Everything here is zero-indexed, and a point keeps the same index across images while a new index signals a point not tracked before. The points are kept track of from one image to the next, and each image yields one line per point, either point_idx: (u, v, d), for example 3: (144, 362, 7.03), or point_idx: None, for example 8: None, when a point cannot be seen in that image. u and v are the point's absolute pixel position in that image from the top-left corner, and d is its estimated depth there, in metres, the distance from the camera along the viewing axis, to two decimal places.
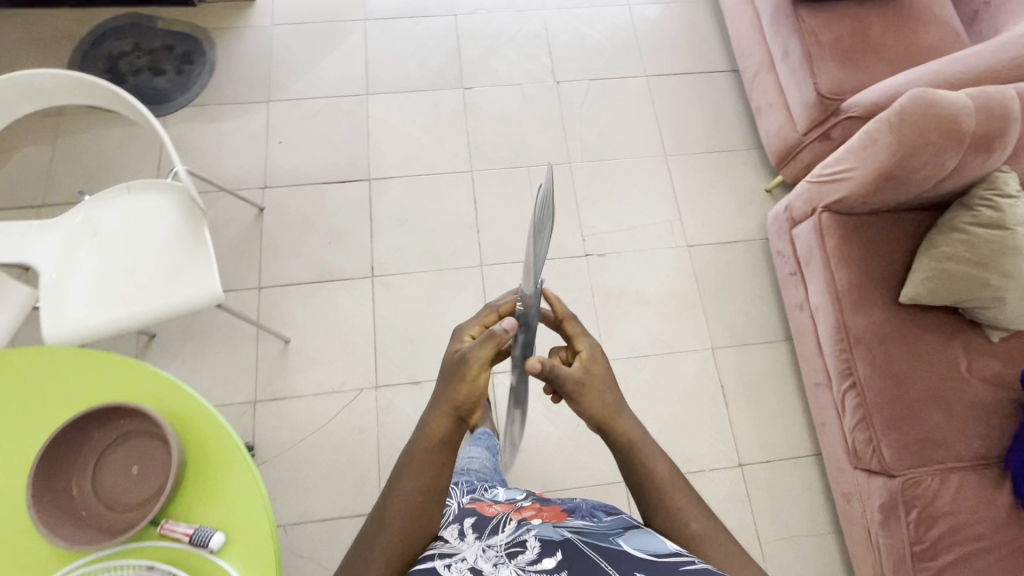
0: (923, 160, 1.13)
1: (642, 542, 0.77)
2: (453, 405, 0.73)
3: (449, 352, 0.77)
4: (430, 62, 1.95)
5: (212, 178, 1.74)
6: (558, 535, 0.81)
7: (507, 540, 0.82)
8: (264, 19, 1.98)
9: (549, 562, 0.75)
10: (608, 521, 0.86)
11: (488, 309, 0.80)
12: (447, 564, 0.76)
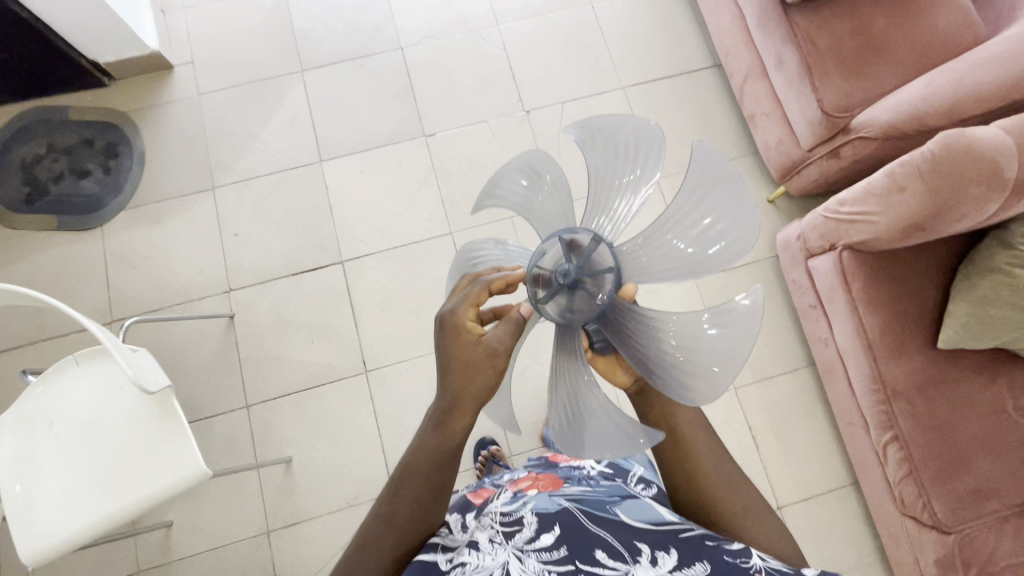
0: (960, 211, 1.01)
1: (642, 518, 0.81)
2: (463, 392, 0.70)
3: (453, 342, 0.69)
4: (383, 112, 1.75)
5: (170, 290, 1.58)
6: (555, 506, 0.86)
7: (506, 515, 0.85)
8: (189, 89, 1.75)
9: (547, 538, 0.77)
10: (604, 492, 0.95)
11: (482, 287, 0.70)
12: (449, 556, 0.74)
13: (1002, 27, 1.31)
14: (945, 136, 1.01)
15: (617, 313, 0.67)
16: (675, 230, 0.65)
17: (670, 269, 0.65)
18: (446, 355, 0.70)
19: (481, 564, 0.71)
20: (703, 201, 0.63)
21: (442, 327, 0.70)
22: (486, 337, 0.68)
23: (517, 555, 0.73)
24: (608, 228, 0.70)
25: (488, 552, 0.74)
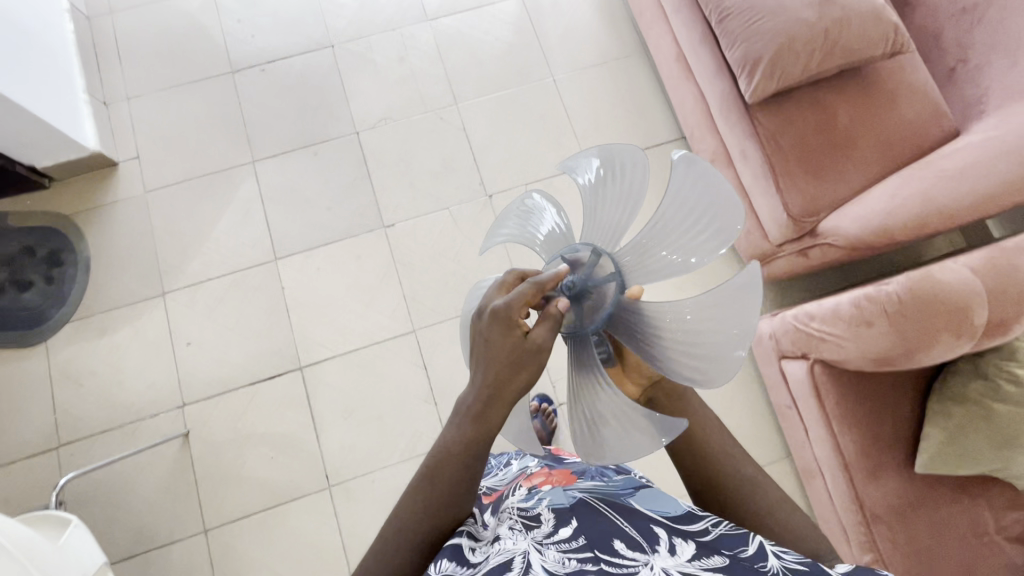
0: (928, 354, 0.96)
1: (659, 508, 0.76)
2: (501, 388, 0.63)
3: (502, 340, 0.62)
4: (339, 202, 1.68)
5: (121, 407, 1.51)
6: (570, 499, 0.79)
7: (525, 509, 0.78)
8: (135, 185, 1.68)
9: (565, 531, 0.71)
10: (619, 484, 0.86)
11: (535, 286, 0.62)
12: (473, 546, 0.69)
13: (972, 118, 1.26)
14: (920, 269, 0.98)
15: (628, 317, 0.64)
16: (672, 233, 0.62)
17: (669, 264, 0.62)
18: (486, 352, 0.63)
19: (501, 554, 0.67)
20: (688, 205, 0.62)
21: (489, 321, 0.63)
22: (536, 334, 0.62)
23: (537, 549, 0.68)
24: (609, 238, 0.68)
25: (508, 541, 0.69)
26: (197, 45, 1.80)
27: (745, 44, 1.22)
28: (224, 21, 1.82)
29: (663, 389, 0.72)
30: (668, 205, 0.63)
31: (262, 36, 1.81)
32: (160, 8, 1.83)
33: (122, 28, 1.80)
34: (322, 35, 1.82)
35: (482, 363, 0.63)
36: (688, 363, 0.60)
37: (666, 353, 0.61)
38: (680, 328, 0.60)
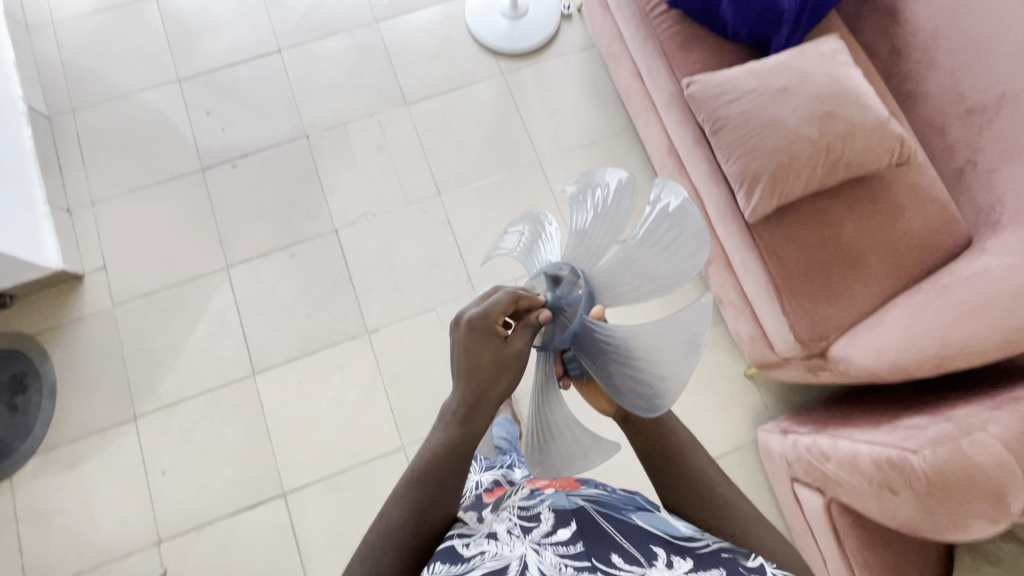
0: (962, 533, 0.88)
1: (661, 519, 0.65)
2: (484, 393, 0.64)
3: (481, 346, 0.63)
4: (318, 309, 1.59)
5: (92, 547, 1.41)
6: (573, 502, 0.66)
7: (523, 505, 0.67)
8: (102, 299, 1.59)
9: (564, 532, 0.60)
10: (624, 495, 0.73)
11: (512, 297, 0.65)
12: (465, 543, 0.59)
13: (985, 226, 1.18)
14: (952, 435, 0.89)
15: (593, 336, 0.69)
16: (638, 259, 0.68)
17: (639, 287, 0.67)
18: (466, 360, 0.64)
19: (495, 557, 0.55)
20: (657, 236, 0.66)
21: (466, 329, 0.64)
22: (514, 341, 0.64)
23: (534, 550, 0.57)
24: (589, 258, 0.73)
25: (504, 541, 0.58)
26: (165, 142, 1.71)
27: (745, 161, 1.14)
28: (192, 114, 1.74)
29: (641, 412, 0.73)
30: (640, 234, 0.68)
31: (233, 130, 1.73)
32: (125, 104, 1.74)
33: (85, 128, 1.71)
34: (296, 126, 1.74)
35: (461, 370, 0.64)
36: (643, 386, 0.65)
37: (622, 373, 0.67)
38: (635, 352, 0.66)
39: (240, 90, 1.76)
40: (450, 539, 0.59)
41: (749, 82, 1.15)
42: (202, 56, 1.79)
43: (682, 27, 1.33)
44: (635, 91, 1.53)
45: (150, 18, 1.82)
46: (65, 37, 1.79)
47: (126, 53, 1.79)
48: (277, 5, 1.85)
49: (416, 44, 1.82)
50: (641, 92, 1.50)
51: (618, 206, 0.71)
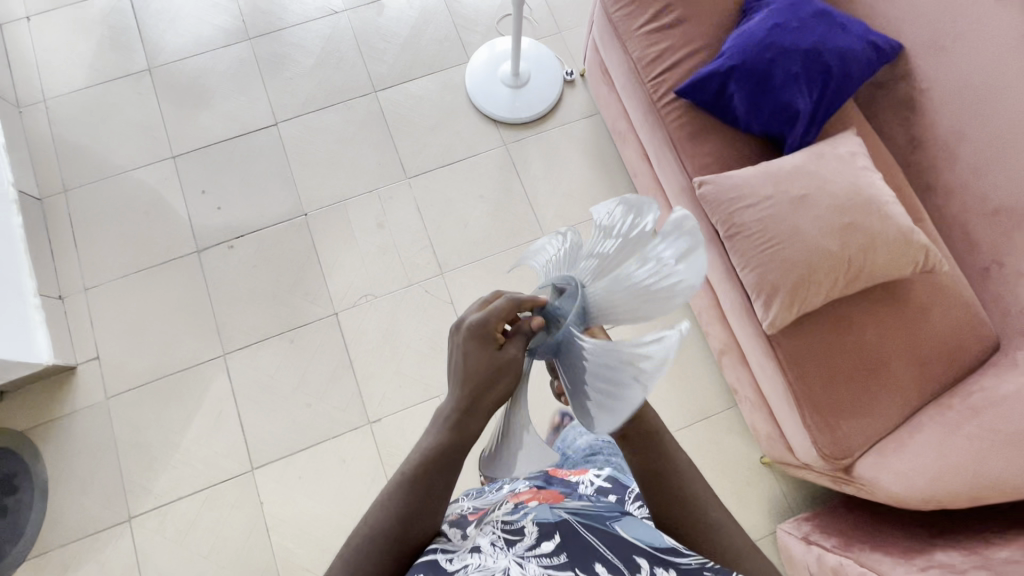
0: None
1: (642, 529, 0.72)
2: (478, 398, 0.67)
3: (478, 352, 0.67)
4: (318, 399, 1.54)
5: None
6: (556, 515, 0.73)
7: (506, 520, 0.73)
8: (96, 391, 1.54)
9: (548, 545, 0.67)
10: (606, 505, 0.80)
11: (512, 301, 0.68)
12: (450, 557, 0.66)
13: (1015, 331, 1.12)
14: None
15: (574, 348, 0.67)
16: (635, 280, 0.61)
17: (630, 314, 0.62)
18: (463, 364, 0.67)
19: (480, 568, 0.63)
20: (660, 262, 0.58)
21: (466, 335, 0.67)
22: (512, 346, 0.68)
23: (517, 563, 0.64)
24: (593, 270, 0.68)
25: (489, 555, 0.65)
26: (160, 222, 1.67)
27: (762, 271, 1.09)
28: (187, 192, 1.70)
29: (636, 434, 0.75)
30: (643, 254, 0.61)
31: (229, 209, 1.68)
32: (118, 183, 1.70)
33: (78, 210, 1.67)
34: (294, 203, 1.69)
35: (458, 373, 0.68)
36: (600, 402, 0.61)
37: (586, 389, 0.64)
38: (599, 368, 0.62)
39: (237, 166, 1.72)
40: (435, 552, 0.67)
41: (765, 187, 1.10)
42: (198, 131, 1.75)
43: (692, 117, 1.28)
44: (643, 172, 1.48)
45: (143, 92, 1.78)
46: (58, 114, 1.75)
47: (120, 129, 1.74)
48: (273, 76, 1.81)
49: (416, 113, 1.78)
50: (648, 174, 1.45)
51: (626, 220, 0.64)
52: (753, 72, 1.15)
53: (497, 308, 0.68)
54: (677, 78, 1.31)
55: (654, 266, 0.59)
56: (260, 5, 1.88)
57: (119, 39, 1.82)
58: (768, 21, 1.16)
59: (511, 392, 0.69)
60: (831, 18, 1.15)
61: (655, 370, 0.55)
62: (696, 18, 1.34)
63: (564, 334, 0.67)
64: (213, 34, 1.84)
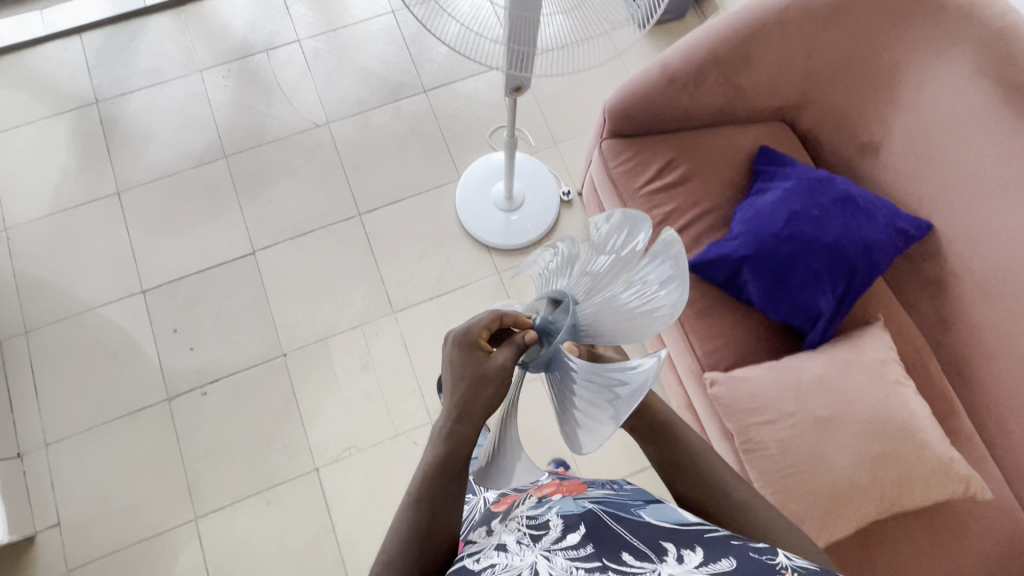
0: None
1: (670, 514, 0.67)
2: (472, 402, 0.67)
3: (464, 359, 0.68)
4: (296, 570, 1.42)
5: None
6: (580, 509, 0.70)
7: (531, 519, 0.70)
8: (57, 562, 1.41)
9: (573, 537, 0.62)
10: (631, 492, 0.77)
11: (494, 315, 0.71)
12: (475, 559, 0.62)
13: None
14: None
15: (564, 364, 0.69)
16: (629, 294, 0.63)
17: (623, 328, 0.63)
18: (452, 372, 0.68)
19: (506, 568, 0.57)
20: (652, 278, 0.60)
21: (452, 345, 0.69)
22: (497, 358, 0.68)
23: (543, 556, 0.58)
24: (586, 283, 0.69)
25: (514, 551, 0.60)
26: (128, 365, 1.55)
27: (782, 503, 0.96)
28: (157, 330, 1.58)
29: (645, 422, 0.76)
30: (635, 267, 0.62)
31: (203, 350, 1.57)
32: (84, 322, 1.58)
33: (40, 353, 1.55)
34: (273, 342, 1.58)
35: (447, 382, 0.68)
36: (588, 414, 0.63)
37: (575, 404, 0.65)
38: (589, 392, 0.64)
39: (210, 300, 1.60)
40: (463, 560, 0.64)
41: (785, 403, 0.99)
42: (169, 260, 1.63)
43: (699, 293, 1.16)
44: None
45: (111, 218, 1.66)
46: (19, 244, 1.63)
47: (86, 259, 1.62)
48: (250, 198, 1.69)
49: (404, 237, 1.67)
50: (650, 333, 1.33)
51: (623, 239, 0.65)
52: (769, 266, 1.03)
53: (483, 318, 0.70)
54: (681, 245, 1.20)
55: (648, 281, 0.61)
56: (237, 118, 1.76)
57: (86, 159, 1.70)
58: (785, 206, 1.05)
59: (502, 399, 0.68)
60: (854, 203, 1.04)
61: (642, 388, 0.56)
62: (702, 176, 1.22)
63: (558, 352, 0.69)
64: (186, 151, 1.72)
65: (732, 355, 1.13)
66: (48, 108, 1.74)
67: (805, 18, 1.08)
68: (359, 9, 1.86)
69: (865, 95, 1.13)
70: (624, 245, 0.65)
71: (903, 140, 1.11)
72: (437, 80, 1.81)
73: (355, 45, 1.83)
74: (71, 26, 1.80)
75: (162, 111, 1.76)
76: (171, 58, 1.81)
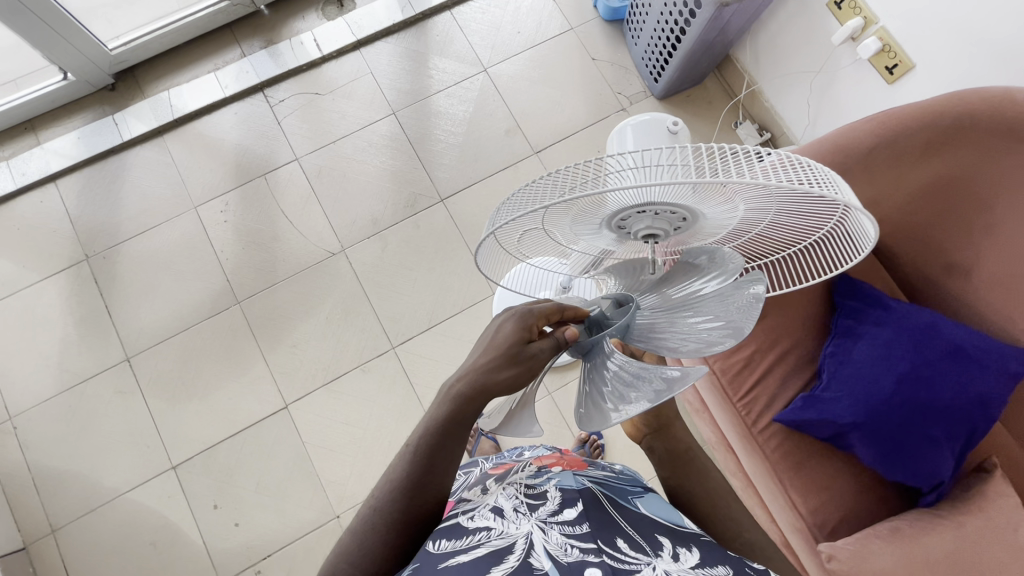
0: None
1: (663, 509, 0.70)
2: (496, 373, 0.64)
3: (510, 334, 0.66)
4: None
5: None
6: (578, 484, 0.69)
7: (527, 483, 0.69)
8: None
9: (570, 513, 0.62)
10: (628, 477, 0.79)
11: (558, 307, 0.69)
12: (470, 515, 0.64)
13: None
14: None
15: (606, 355, 0.71)
16: (688, 319, 0.69)
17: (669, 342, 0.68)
18: (493, 340, 0.66)
19: (501, 535, 0.58)
20: (710, 311, 0.67)
21: (507, 317, 0.67)
22: (546, 343, 0.67)
23: (540, 527, 0.59)
24: (651, 298, 0.74)
25: (511, 520, 0.60)
26: (171, 550, 1.43)
27: None
28: (196, 510, 1.46)
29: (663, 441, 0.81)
30: (703, 301, 0.69)
31: (250, 523, 1.45)
32: (114, 512, 1.45)
33: (71, 555, 1.42)
34: (323, 505, 1.46)
35: (480, 346, 0.66)
36: (614, 400, 0.64)
37: (611, 393, 0.66)
38: (630, 381, 0.65)
39: (248, 468, 1.49)
40: (456, 517, 0.64)
41: None
42: (195, 427, 1.51)
43: (796, 446, 1.06)
44: (722, 457, 1.24)
45: (126, 389, 1.52)
46: (29, 435, 1.49)
47: (105, 440, 1.49)
48: (275, 344, 1.57)
49: (440, 364, 1.55)
50: (731, 466, 1.22)
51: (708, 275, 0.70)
52: (880, 434, 0.98)
53: (543, 306, 0.69)
54: (773, 388, 1.07)
55: (707, 316, 0.67)
56: (245, 255, 1.62)
57: (87, 324, 1.56)
58: (891, 368, 0.98)
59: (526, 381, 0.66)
60: (966, 356, 0.97)
61: (684, 377, 0.58)
62: (781, 310, 1.09)
63: (603, 340, 0.72)
64: (195, 301, 1.59)
65: (838, 511, 1.04)
66: (36, 272, 1.59)
67: (884, 153, 0.99)
68: (357, 116, 1.74)
69: (952, 221, 1.03)
70: (704, 280, 0.70)
71: (997, 269, 1.00)
72: (452, 186, 1.68)
73: (359, 157, 1.70)
74: (46, 174, 1.65)
75: (161, 259, 1.62)
76: (160, 196, 1.66)
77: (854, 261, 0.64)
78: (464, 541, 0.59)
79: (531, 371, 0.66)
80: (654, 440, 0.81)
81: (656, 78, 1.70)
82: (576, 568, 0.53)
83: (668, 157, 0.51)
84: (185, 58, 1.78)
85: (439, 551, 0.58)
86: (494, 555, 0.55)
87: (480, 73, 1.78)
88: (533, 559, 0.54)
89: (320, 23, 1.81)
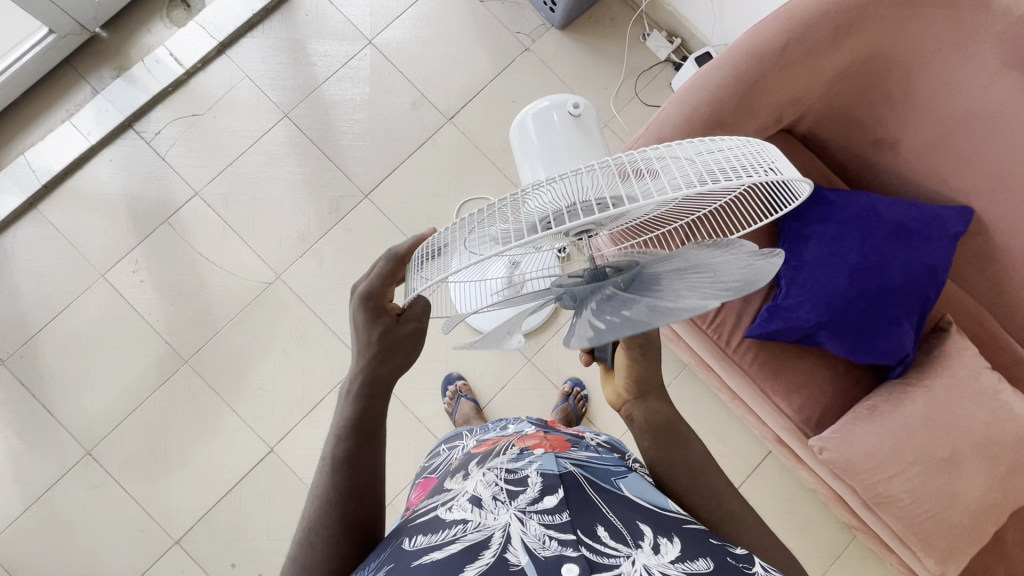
0: None
1: (646, 489, 0.66)
2: (381, 360, 0.64)
3: (370, 323, 0.63)
4: None
5: None
6: (561, 467, 0.65)
7: (508, 466, 0.66)
8: None
9: (552, 499, 0.58)
10: (611, 456, 0.74)
11: (392, 261, 0.63)
12: (446, 506, 0.60)
13: None
14: None
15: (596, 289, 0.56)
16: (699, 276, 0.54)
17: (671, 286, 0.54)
18: (359, 336, 0.64)
19: (477, 528, 0.54)
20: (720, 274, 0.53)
21: (356, 307, 0.64)
22: (411, 316, 0.65)
23: (519, 517, 0.55)
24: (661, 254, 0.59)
25: (488, 511, 0.56)
26: None
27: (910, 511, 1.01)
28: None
29: (643, 407, 0.71)
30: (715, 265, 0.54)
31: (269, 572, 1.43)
32: None
33: None
34: None
35: (356, 343, 0.65)
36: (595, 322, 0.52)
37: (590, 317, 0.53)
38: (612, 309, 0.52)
39: (253, 519, 1.45)
40: (434, 509, 0.60)
41: (883, 448, 1.00)
42: (184, 496, 1.45)
43: (770, 356, 1.08)
44: (705, 376, 1.28)
45: (98, 482, 1.44)
46: (11, 558, 1.41)
47: (95, 537, 1.42)
48: (240, 390, 1.49)
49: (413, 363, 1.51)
50: (715, 382, 1.26)
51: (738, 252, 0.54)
52: (844, 327, 1.00)
53: (385, 275, 0.64)
54: (733, 313, 1.08)
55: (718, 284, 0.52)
56: (175, 310, 1.50)
57: (30, 429, 1.45)
58: (843, 263, 0.99)
59: (413, 354, 0.67)
60: (907, 231, 0.99)
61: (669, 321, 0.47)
62: None
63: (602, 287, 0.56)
64: (139, 373, 1.48)
65: (819, 404, 1.08)
66: None
67: (798, 49, 0.95)
68: (246, 128, 1.57)
69: (872, 102, 1.02)
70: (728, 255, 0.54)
71: (918, 138, 1.02)
72: (372, 177, 1.57)
73: (263, 172, 1.56)
74: None
75: (85, 338, 1.48)
76: (59, 273, 1.50)
77: (791, 204, 0.60)
78: (440, 535, 0.55)
79: (424, 335, 0.67)
80: (633, 409, 0.72)
81: (552, 8, 1.58)
82: (554, 565, 0.49)
83: (581, 178, 0.48)
84: (30, 111, 1.55)
85: (415, 547, 0.54)
86: (468, 552, 0.51)
87: (366, 47, 1.62)
88: (509, 555, 0.50)
89: (171, 33, 1.59)
